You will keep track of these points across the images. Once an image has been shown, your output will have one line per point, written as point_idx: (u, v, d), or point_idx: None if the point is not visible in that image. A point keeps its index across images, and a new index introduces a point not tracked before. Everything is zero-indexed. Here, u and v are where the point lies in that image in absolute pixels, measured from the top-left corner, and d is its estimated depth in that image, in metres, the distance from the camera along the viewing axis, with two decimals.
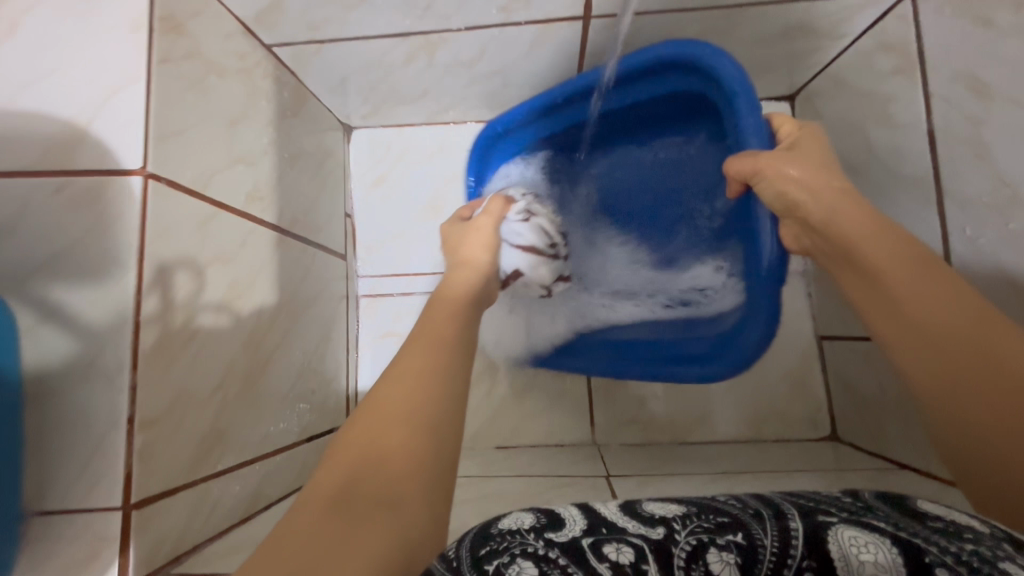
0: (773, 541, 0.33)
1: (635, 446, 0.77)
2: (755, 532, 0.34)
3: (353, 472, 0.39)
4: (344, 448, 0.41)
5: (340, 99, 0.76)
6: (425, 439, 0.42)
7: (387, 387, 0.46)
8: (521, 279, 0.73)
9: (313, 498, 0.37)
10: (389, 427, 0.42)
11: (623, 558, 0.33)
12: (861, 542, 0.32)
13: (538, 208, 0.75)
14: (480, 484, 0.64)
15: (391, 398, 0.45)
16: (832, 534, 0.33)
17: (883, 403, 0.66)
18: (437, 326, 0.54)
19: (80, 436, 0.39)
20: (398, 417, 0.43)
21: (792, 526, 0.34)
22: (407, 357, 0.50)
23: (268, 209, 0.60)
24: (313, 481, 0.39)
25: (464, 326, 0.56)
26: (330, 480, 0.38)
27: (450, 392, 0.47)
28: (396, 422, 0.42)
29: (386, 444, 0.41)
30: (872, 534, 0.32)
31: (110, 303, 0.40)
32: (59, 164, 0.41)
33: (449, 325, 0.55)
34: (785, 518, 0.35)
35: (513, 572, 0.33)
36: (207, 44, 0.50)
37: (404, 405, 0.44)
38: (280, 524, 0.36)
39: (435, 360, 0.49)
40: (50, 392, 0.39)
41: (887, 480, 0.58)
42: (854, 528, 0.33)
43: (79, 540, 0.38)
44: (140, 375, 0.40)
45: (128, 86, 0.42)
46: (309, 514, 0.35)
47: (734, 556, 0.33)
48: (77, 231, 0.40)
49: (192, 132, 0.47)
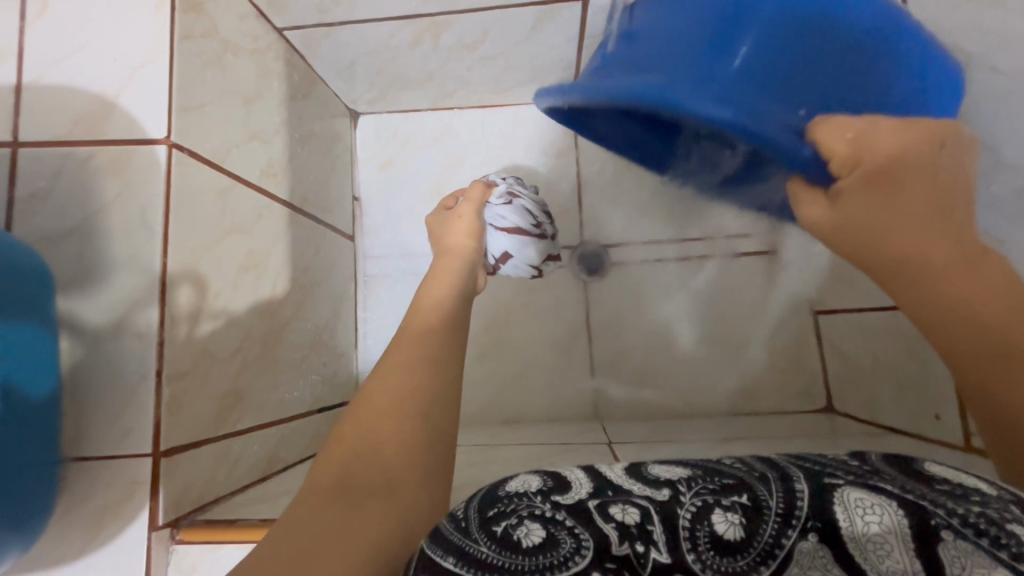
0: (778, 501, 0.34)
1: (636, 419, 0.80)
2: (760, 493, 0.35)
3: (346, 463, 0.41)
4: (337, 444, 0.43)
5: (348, 84, 0.79)
6: (415, 428, 0.45)
7: (376, 381, 0.48)
8: (510, 262, 0.72)
9: (311, 490, 0.39)
10: (380, 421, 0.44)
11: (628, 518, 0.35)
12: (866, 503, 0.32)
13: (518, 189, 0.73)
14: (486, 451, 0.66)
15: (380, 393, 0.47)
16: (838, 496, 0.33)
17: (876, 371, 0.68)
18: (423, 319, 0.57)
19: (113, 387, 0.41)
20: (388, 410, 0.45)
21: (797, 487, 0.35)
22: (396, 351, 0.52)
23: (281, 186, 0.62)
24: (312, 475, 0.41)
25: (457, 306, 0.60)
26: (327, 472, 0.41)
27: (438, 381, 0.49)
28: (386, 415, 0.45)
29: (378, 435, 0.43)
30: (880, 497, 0.33)
31: (140, 264, 0.43)
32: (90, 135, 0.43)
33: (437, 316, 0.57)
34: (790, 480, 0.35)
35: (521, 534, 0.34)
36: (223, 25, 0.52)
37: (393, 399, 0.46)
38: (285, 515, 0.38)
39: (421, 353, 0.52)
40: (85, 349, 0.42)
41: (880, 443, 0.60)
42: (860, 490, 0.33)
43: (113, 483, 0.40)
44: (168, 331, 0.43)
45: (152, 60, 0.44)
46: (307, 503, 0.38)
47: (739, 517, 0.34)
48: (107, 196, 0.43)
49: (211, 107, 0.50)
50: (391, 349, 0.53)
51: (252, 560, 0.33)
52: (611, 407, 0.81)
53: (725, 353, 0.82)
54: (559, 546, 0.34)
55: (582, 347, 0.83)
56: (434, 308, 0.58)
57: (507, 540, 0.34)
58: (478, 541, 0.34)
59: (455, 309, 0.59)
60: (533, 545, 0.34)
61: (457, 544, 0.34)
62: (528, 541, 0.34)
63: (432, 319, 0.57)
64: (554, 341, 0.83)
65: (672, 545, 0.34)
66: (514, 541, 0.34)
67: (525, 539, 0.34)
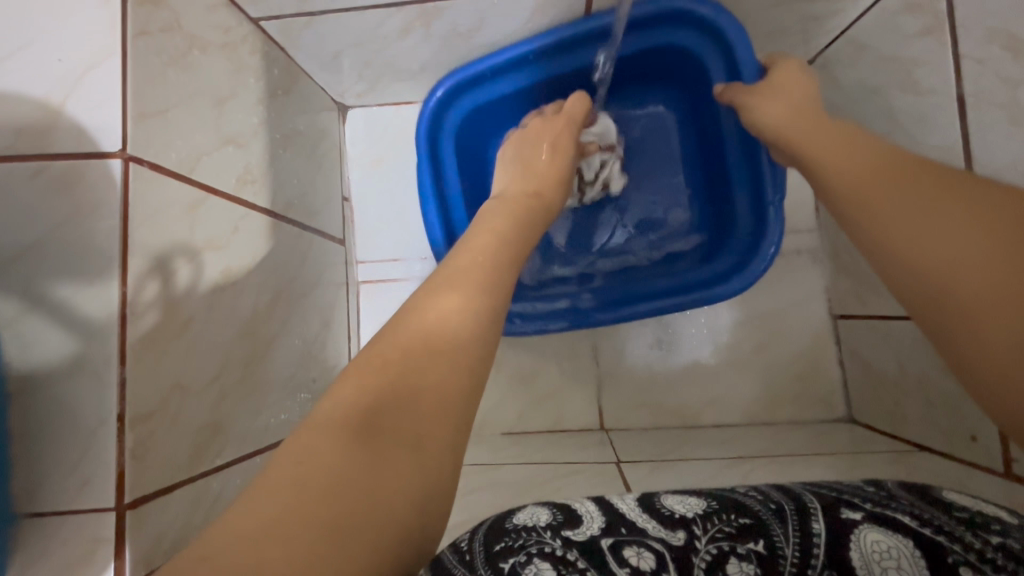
0: (794, 547, 0.35)
1: (644, 430, 0.76)
2: (776, 538, 0.36)
3: (377, 402, 0.33)
4: (364, 369, 0.35)
5: (335, 76, 0.73)
6: (462, 377, 0.36)
7: (427, 308, 0.39)
8: None
9: (328, 424, 0.31)
10: (423, 364, 0.35)
11: (643, 564, 0.35)
12: (884, 548, 0.33)
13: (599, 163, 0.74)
14: (487, 472, 0.62)
15: (431, 329, 0.37)
16: (856, 538, 0.35)
17: (900, 383, 0.64)
18: (476, 248, 0.46)
19: (69, 431, 0.37)
20: (438, 348, 0.37)
21: (815, 529, 0.36)
22: (447, 276, 0.42)
23: (261, 193, 0.58)
24: (329, 406, 0.33)
25: (511, 245, 0.49)
26: (350, 404, 0.32)
27: (489, 332, 0.40)
28: (434, 356, 0.36)
29: (421, 379, 0.35)
30: (897, 537, 0.34)
31: (96, 294, 0.38)
32: (34, 148, 0.38)
33: (495, 249, 0.47)
34: (808, 518, 0.37)
35: (529, 573, 0.35)
36: (187, 16, 0.47)
37: (441, 338, 0.37)
38: (283, 453, 0.30)
39: (477, 286, 0.42)
40: (38, 389, 0.38)
41: (908, 463, 0.56)
42: (878, 529, 0.35)
43: (73, 542, 0.37)
44: (129, 369, 0.38)
45: (103, 61, 0.39)
46: (324, 446, 0.30)
47: (753, 566, 0.35)
48: (59, 216, 0.38)
49: (176, 111, 0.45)
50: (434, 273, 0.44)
51: (246, 525, 0.26)
52: (619, 418, 0.77)
53: (739, 360, 0.77)
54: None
55: (587, 354, 0.79)
56: (491, 237, 0.48)
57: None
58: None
59: (507, 241, 0.49)
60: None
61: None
62: None
63: (495, 252, 0.46)
64: (558, 349, 0.79)
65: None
66: None
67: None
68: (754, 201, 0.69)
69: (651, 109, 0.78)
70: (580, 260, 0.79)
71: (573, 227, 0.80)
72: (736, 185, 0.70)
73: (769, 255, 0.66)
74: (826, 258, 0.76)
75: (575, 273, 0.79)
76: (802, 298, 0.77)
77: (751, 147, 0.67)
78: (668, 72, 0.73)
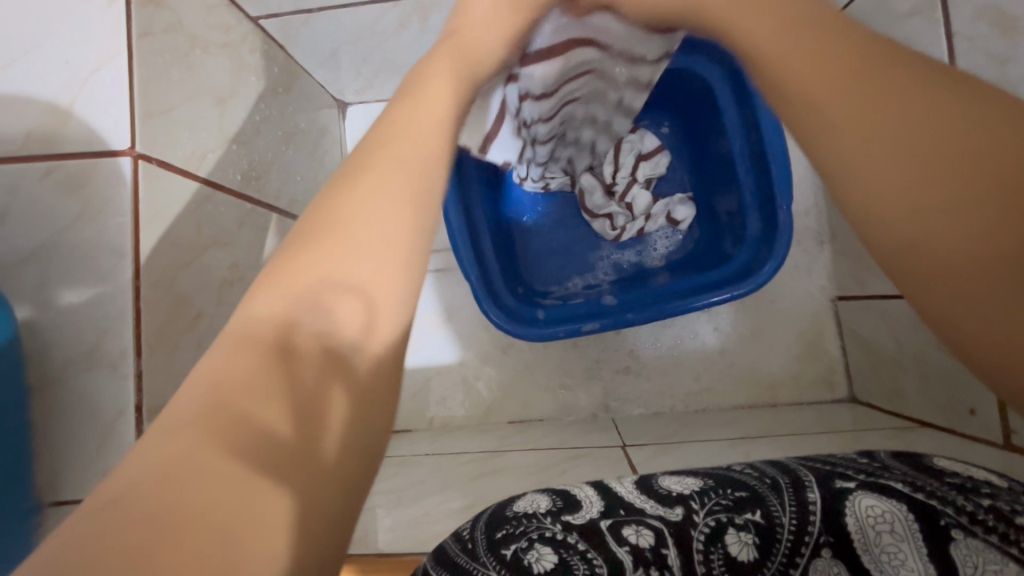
0: (790, 517, 0.36)
1: (646, 415, 0.77)
2: (772, 507, 0.37)
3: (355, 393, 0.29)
4: (284, 293, 0.30)
5: (333, 73, 0.73)
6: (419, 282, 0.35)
7: (362, 191, 0.34)
8: (592, 203, 0.78)
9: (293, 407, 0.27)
10: (369, 275, 0.32)
11: (642, 541, 0.37)
12: (878, 513, 0.34)
13: (645, 176, 0.78)
14: (494, 458, 0.63)
15: (378, 221, 0.34)
16: (851, 503, 0.35)
17: (900, 361, 0.65)
18: (412, 127, 0.39)
19: (91, 425, 0.40)
20: (376, 263, 0.33)
21: (810, 499, 0.37)
22: (371, 179, 0.35)
23: (265, 189, 0.59)
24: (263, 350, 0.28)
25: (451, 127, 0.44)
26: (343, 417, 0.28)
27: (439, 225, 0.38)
28: (378, 267, 0.33)
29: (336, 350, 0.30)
30: (891, 502, 0.34)
31: (110, 292, 0.40)
32: (45, 149, 0.40)
33: (440, 135, 0.41)
34: (803, 488, 0.37)
35: (532, 559, 0.37)
36: (189, 16, 0.47)
37: (389, 238, 0.34)
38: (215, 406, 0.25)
39: (406, 164, 0.37)
40: (55, 383, 0.40)
41: (909, 438, 0.56)
42: (872, 495, 0.35)
43: None
44: (145, 361, 0.40)
45: (107, 63, 0.40)
46: (291, 398, 0.27)
47: (752, 536, 0.36)
48: (71, 213, 0.40)
49: (180, 111, 0.45)
50: (363, 144, 0.38)
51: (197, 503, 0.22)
52: (621, 404, 0.78)
53: (738, 344, 0.78)
54: (570, 570, 0.36)
55: (591, 342, 0.79)
56: (411, 141, 0.38)
57: (516, 564, 0.37)
58: (485, 564, 0.38)
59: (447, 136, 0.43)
60: (544, 569, 0.36)
61: (463, 566, 0.38)
62: (538, 566, 0.37)
63: (434, 123, 0.41)
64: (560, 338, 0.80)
65: (685, 566, 0.36)
66: (526, 565, 0.37)
67: (536, 563, 0.37)
68: (762, 200, 0.68)
69: (649, 121, 0.81)
70: (588, 269, 0.81)
71: (574, 245, 0.82)
72: (745, 185, 0.69)
73: (781, 253, 0.64)
74: (826, 240, 0.77)
75: (581, 283, 0.80)
76: (803, 279, 0.78)
77: (761, 152, 0.67)
78: (677, 96, 0.77)
